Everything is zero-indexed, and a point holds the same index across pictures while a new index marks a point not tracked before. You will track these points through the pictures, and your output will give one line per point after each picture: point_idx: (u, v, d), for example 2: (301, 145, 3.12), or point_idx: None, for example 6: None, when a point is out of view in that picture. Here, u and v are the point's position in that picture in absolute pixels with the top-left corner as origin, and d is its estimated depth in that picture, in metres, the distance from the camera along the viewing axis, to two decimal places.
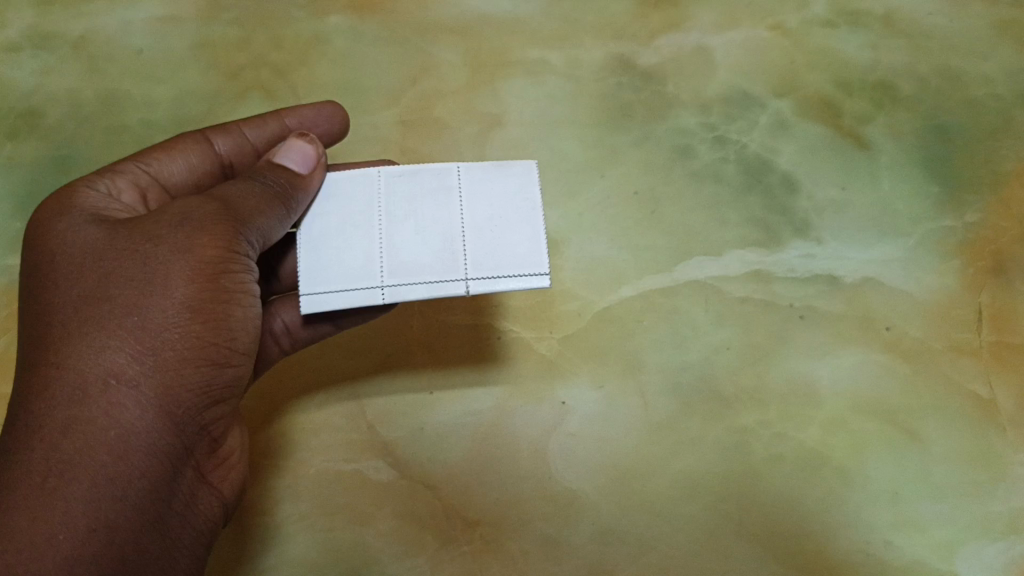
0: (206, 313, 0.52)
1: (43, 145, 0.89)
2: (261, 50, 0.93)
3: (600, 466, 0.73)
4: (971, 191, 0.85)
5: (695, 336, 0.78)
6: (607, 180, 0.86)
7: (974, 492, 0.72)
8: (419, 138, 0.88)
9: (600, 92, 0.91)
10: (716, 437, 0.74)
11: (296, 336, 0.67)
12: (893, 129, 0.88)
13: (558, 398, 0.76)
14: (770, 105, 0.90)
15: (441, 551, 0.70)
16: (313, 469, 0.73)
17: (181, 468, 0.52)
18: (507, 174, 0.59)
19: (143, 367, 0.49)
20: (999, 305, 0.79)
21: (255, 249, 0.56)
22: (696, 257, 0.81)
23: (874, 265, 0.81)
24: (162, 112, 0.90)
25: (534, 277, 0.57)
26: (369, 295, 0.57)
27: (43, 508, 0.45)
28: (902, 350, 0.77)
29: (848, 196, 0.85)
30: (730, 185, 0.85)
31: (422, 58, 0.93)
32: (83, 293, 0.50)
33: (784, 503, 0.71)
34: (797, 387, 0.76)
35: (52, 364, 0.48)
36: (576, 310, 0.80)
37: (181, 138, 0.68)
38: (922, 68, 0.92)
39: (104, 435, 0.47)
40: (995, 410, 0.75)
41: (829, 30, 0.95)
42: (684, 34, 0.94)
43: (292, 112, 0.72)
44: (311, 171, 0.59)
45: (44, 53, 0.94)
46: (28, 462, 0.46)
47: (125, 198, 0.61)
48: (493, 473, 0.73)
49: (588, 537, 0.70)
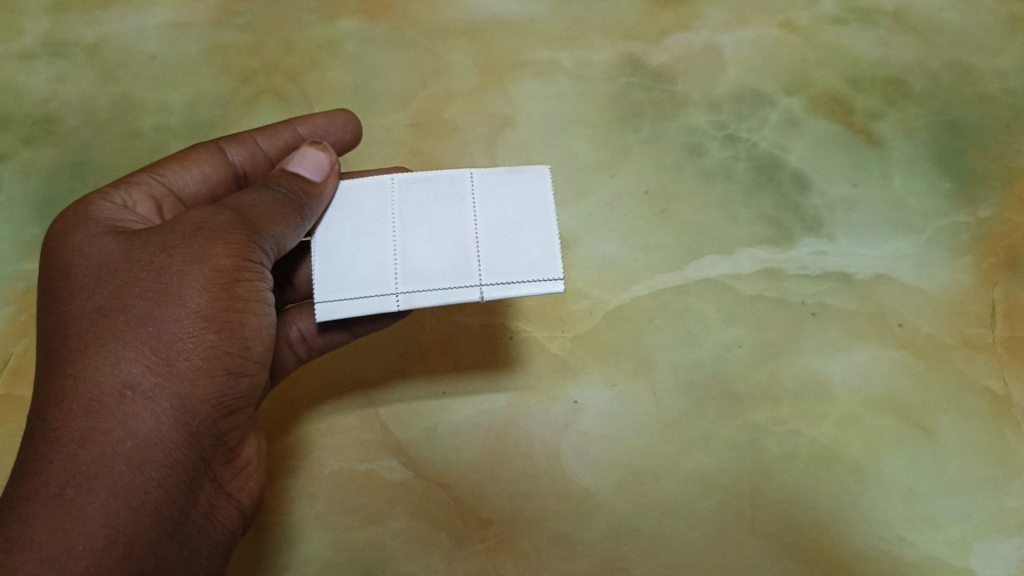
0: (220, 322, 0.53)
1: (59, 151, 0.90)
2: (273, 54, 0.94)
3: (614, 465, 0.73)
4: (983, 186, 0.84)
5: (706, 333, 0.78)
6: (617, 179, 0.86)
7: (988, 488, 0.71)
8: (431, 140, 0.89)
9: (610, 92, 0.91)
10: (729, 434, 0.74)
11: (312, 344, 0.68)
12: (904, 126, 0.88)
13: (570, 398, 0.76)
14: (780, 103, 0.90)
15: (455, 549, 0.71)
16: (328, 470, 0.74)
17: (197, 478, 0.53)
18: (521, 180, 0.60)
19: (157, 378, 0.50)
20: (1013, 300, 0.79)
21: (270, 257, 0.57)
22: (708, 256, 0.82)
23: (886, 261, 0.81)
24: (175, 117, 0.91)
25: (548, 282, 0.57)
26: (384, 303, 0.57)
27: (62, 518, 0.46)
28: (914, 347, 0.77)
29: (859, 193, 0.85)
30: (741, 183, 0.86)
31: (432, 61, 0.94)
32: (99, 304, 0.51)
33: (798, 501, 0.71)
34: (810, 385, 0.76)
35: (69, 376, 0.49)
36: (588, 308, 0.80)
37: (194, 148, 0.69)
38: (933, 64, 0.92)
39: (121, 446, 0.48)
40: (1009, 405, 0.74)
41: (839, 27, 0.95)
42: (694, 33, 0.94)
43: (305, 121, 0.73)
44: (325, 179, 0.60)
45: (59, 60, 0.96)
46: (47, 473, 0.47)
47: (140, 209, 0.62)
48: (505, 470, 0.73)
49: (601, 535, 0.71)
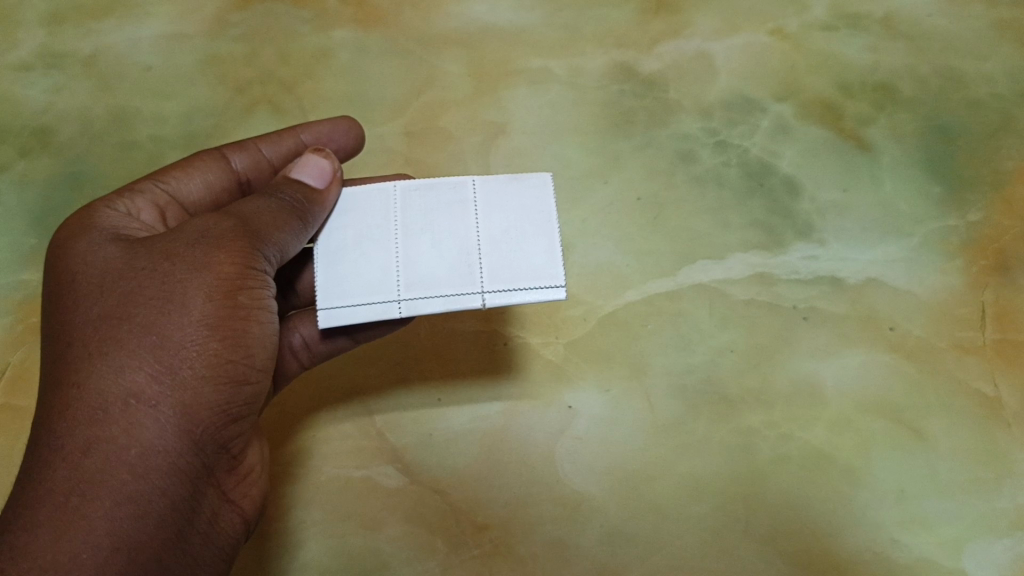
0: (224, 329, 0.53)
1: (56, 162, 0.91)
2: (268, 65, 0.95)
3: (609, 469, 0.74)
4: (972, 190, 0.85)
5: (699, 338, 0.79)
6: (610, 186, 0.87)
7: (979, 489, 0.72)
8: (425, 148, 0.90)
9: (602, 100, 0.92)
10: (722, 439, 0.74)
11: (314, 350, 0.68)
12: (894, 131, 0.89)
13: (564, 403, 0.77)
14: (770, 109, 0.91)
15: (452, 554, 0.71)
16: (326, 477, 0.75)
17: (201, 486, 0.53)
18: (524, 187, 0.61)
19: (161, 386, 0.50)
20: (1002, 303, 0.79)
21: (274, 264, 0.58)
22: (700, 261, 0.82)
23: (876, 265, 0.82)
24: (172, 127, 0.92)
25: (550, 289, 0.58)
26: (387, 309, 0.58)
27: (66, 527, 0.46)
28: (905, 349, 0.78)
29: (849, 198, 0.85)
30: (732, 188, 0.86)
31: (426, 69, 0.94)
32: (103, 312, 0.52)
33: (792, 503, 0.72)
34: (802, 388, 0.76)
35: (73, 384, 0.50)
36: (581, 314, 0.81)
37: (198, 156, 0.69)
38: (922, 69, 0.93)
39: (125, 454, 0.48)
40: (1000, 407, 0.75)
41: (829, 33, 0.96)
42: (685, 41, 0.95)
43: (308, 128, 0.74)
44: (328, 186, 0.61)
45: (55, 72, 0.96)
46: (51, 481, 0.47)
47: (144, 217, 0.62)
48: (502, 475, 0.74)
49: (596, 539, 0.71)
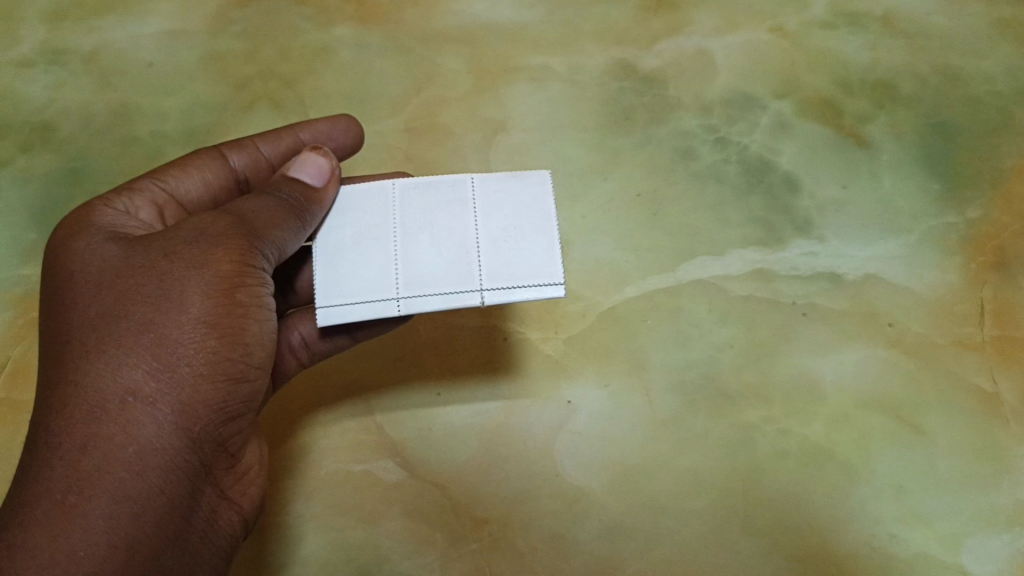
0: (222, 327, 0.53)
1: (57, 158, 0.91)
2: (269, 61, 0.95)
3: (607, 463, 0.74)
4: (971, 187, 0.86)
5: (699, 334, 0.79)
6: (610, 182, 0.87)
7: (977, 484, 0.72)
8: (426, 145, 0.90)
9: (602, 97, 0.92)
10: (722, 434, 0.74)
11: (314, 348, 0.68)
12: (894, 128, 0.89)
13: (564, 398, 0.77)
14: (770, 106, 0.91)
15: (451, 548, 0.71)
16: (325, 471, 0.75)
17: (199, 484, 0.53)
18: (523, 185, 0.61)
19: (159, 384, 0.50)
20: (1001, 299, 0.80)
21: (272, 262, 0.58)
22: (699, 257, 0.82)
23: (876, 261, 0.82)
24: (172, 123, 0.92)
25: (549, 286, 0.58)
26: (386, 307, 0.58)
27: (64, 524, 0.46)
28: (904, 345, 0.78)
29: (848, 195, 0.86)
30: (731, 185, 0.87)
31: (426, 67, 0.95)
32: (101, 311, 0.52)
33: (791, 498, 0.72)
34: (800, 384, 0.76)
35: (71, 382, 0.50)
36: (582, 310, 0.81)
37: (197, 155, 0.69)
38: (922, 67, 0.93)
39: (123, 452, 0.49)
40: (998, 402, 0.75)
41: (828, 31, 0.96)
42: (685, 38, 0.95)
43: (307, 126, 0.74)
44: (326, 184, 0.61)
45: (57, 68, 0.97)
46: (49, 479, 0.47)
47: (143, 215, 0.62)
48: (501, 470, 0.74)
49: (595, 534, 0.71)
